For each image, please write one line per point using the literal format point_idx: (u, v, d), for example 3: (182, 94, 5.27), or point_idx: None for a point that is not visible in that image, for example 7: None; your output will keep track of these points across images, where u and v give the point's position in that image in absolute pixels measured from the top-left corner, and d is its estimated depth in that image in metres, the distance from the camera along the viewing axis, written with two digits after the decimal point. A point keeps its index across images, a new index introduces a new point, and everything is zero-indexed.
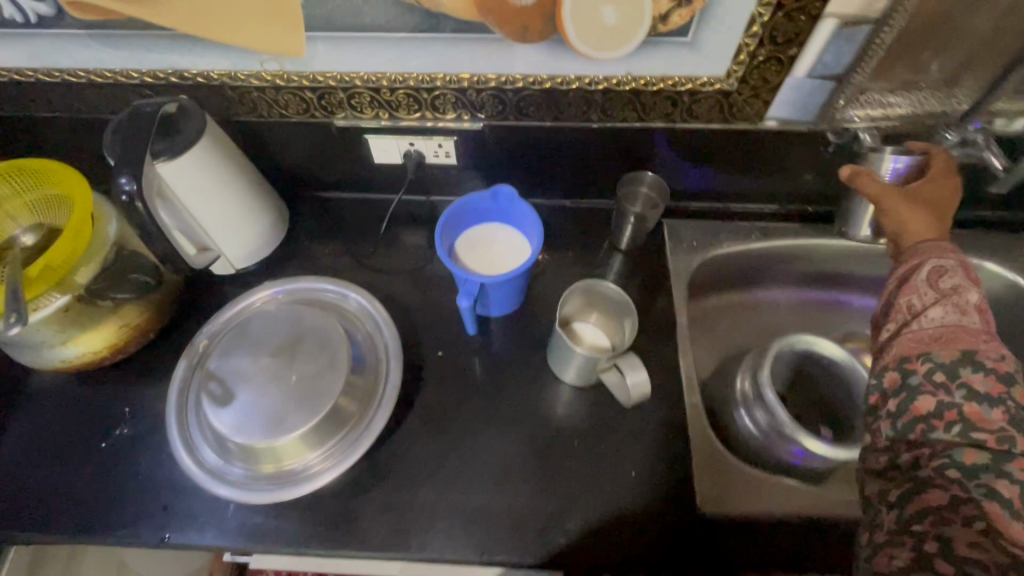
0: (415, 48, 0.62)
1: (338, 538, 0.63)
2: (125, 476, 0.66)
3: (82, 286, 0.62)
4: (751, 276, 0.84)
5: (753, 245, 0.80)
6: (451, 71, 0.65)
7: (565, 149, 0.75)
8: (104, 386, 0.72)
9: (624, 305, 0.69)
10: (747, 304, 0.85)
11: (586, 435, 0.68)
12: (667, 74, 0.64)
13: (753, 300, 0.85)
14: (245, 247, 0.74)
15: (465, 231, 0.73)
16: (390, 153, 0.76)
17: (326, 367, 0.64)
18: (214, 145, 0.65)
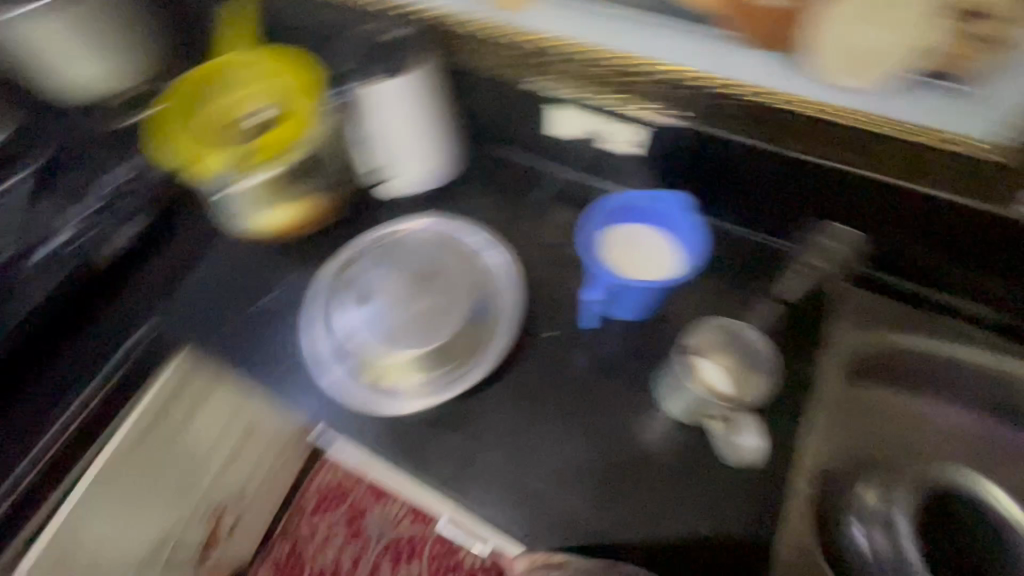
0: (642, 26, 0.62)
1: (407, 462, 0.66)
2: (264, 334, 0.77)
3: (291, 166, 0.72)
4: (921, 378, 0.68)
5: (936, 344, 0.66)
6: (662, 60, 0.63)
7: (758, 173, 0.68)
8: (271, 258, 0.83)
9: (755, 354, 0.66)
10: (908, 412, 0.69)
11: (667, 470, 0.64)
12: (918, 125, 0.55)
13: (914, 407, 0.69)
14: (417, 176, 0.80)
15: (621, 225, 0.69)
16: (572, 126, 0.75)
17: (449, 307, 0.68)
18: (420, 86, 0.72)
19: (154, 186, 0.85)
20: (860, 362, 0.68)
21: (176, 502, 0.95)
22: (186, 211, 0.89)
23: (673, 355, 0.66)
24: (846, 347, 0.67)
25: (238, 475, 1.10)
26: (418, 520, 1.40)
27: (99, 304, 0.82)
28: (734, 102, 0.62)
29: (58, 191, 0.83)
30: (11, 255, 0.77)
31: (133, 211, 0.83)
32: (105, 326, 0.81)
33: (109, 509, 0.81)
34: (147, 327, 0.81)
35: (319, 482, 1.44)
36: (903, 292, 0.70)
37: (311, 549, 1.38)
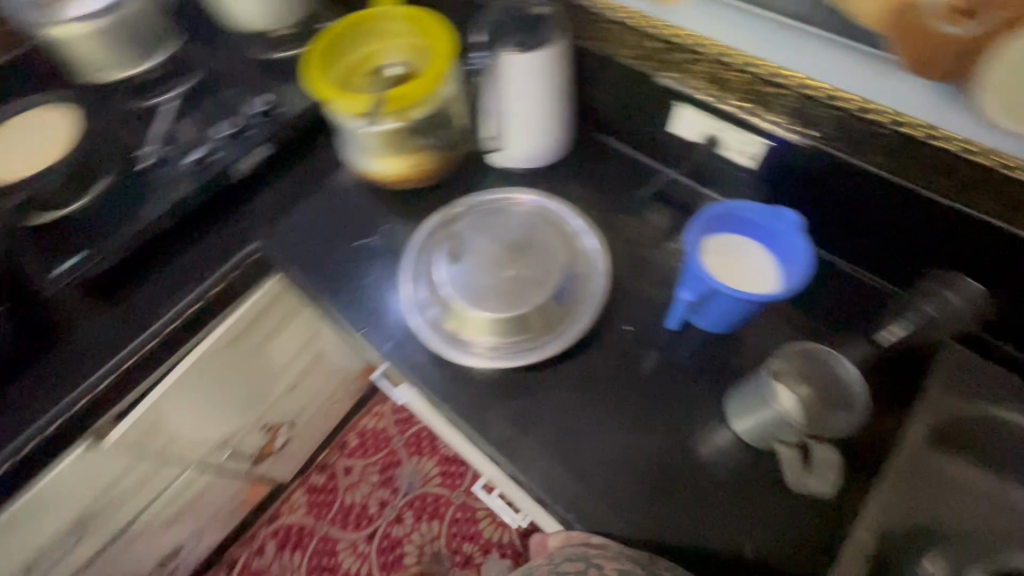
0: (798, 40, 0.63)
1: (469, 416, 0.69)
2: (358, 273, 0.82)
3: (410, 121, 0.75)
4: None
5: None
6: (801, 73, 0.63)
7: (883, 208, 0.66)
8: (377, 204, 0.89)
9: (847, 399, 0.60)
10: None
11: (721, 485, 0.64)
12: None
13: None
14: (526, 149, 0.82)
15: (723, 233, 0.68)
16: (692, 130, 0.75)
17: (537, 279, 0.69)
18: (554, 59, 0.73)
19: (283, 121, 0.90)
20: (944, 422, 0.63)
21: (246, 408, 1.07)
22: (307, 147, 0.96)
23: (753, 377, 0.62)
24: (943, 408, 0.64)
25: (300, 398, 1.22)
26: (445, 483, 1.44)
27: (219, 216, 0.89)
28: (874, 127, 0.61)
29: (208, 109, 0.93)
30: (161, 157, 0.87)
31: (262, 140, 0.88)
32: (219, 236, 0.88)
33: (195, 399, 0.93)
34: (252, 249, 0.86)
35: (362, 426, 1.53)
36: (1004, 354, 0.68)
37: (343, 486, 1.46)
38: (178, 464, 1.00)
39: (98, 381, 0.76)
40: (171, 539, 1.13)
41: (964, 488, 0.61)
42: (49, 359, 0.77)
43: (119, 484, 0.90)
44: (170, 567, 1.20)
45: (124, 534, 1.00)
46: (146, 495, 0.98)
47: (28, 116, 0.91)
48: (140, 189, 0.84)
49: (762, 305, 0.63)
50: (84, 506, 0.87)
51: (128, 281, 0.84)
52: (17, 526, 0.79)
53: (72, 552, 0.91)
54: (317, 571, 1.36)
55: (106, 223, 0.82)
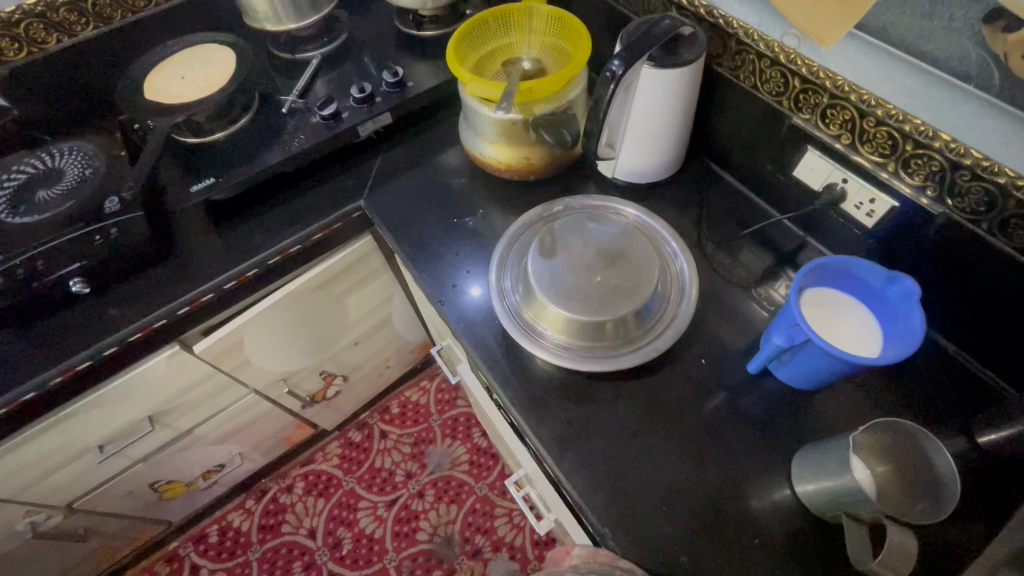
0: (965, 107, 0.56)
1: (525, 408, 0.70)
2: (448, 247, 0.86)
3: (534, 115, 0.78)
4: None
5: None
6: (947, 133, 0.57)
7: (1016, 298, 0.61)
8: (479, 188, 0.92)
9: (942, 492, 0.53)
10: None
11: (768, 543, 0.61)
12: None
13: None
14: (636, 164, 0.83)
15: (826, 287, 0.66)
16: (815, 175, 0.73)
17: (624, 291, 0.69)
18: (690, 76, 0.71)
19: (409, 95, 0.95)
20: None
21: (312, 352, 1.13)
22: (426, 125, 1.01)
23: (833, 443, 0.58)
24: None
25: (360, 355, 1.28)
26: (471, 472, 1.46)
27: (335, 171, 0.96)
28: None
29: (347, 71, 1.00)
30: (298, 107, 0.94)
31: (385, 109, 0.93)
32: (330, 188, 0.94)
33: (273, 331, 0.99)
34: (356, 207, 0.92)
35: (406, 397, 1.59)
36: None
37: (377, 449, 1.51)
38: (244, 386, 1.07)
39: (204, 291, 0.84)
40: (219, 454, 1.22)
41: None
42: (166, 263, 0.86)
43: (192, 391, 0.98)
44: (211, 480, 1.29)
45: (184, 437, 1.08)
46: (211, 407, 1.06)
47: (197, 48, 1.00)
48: (273, 132, 0.92)
49: (857, 368, 0.60)
50: (160, 402, 0.96)
51: (244, 211, 0.92)
52: (105, 403, 0.87)
53: (140, 441, 1.00)
54: (335, 522, 1.42)
55: (239, 154, 0.89)
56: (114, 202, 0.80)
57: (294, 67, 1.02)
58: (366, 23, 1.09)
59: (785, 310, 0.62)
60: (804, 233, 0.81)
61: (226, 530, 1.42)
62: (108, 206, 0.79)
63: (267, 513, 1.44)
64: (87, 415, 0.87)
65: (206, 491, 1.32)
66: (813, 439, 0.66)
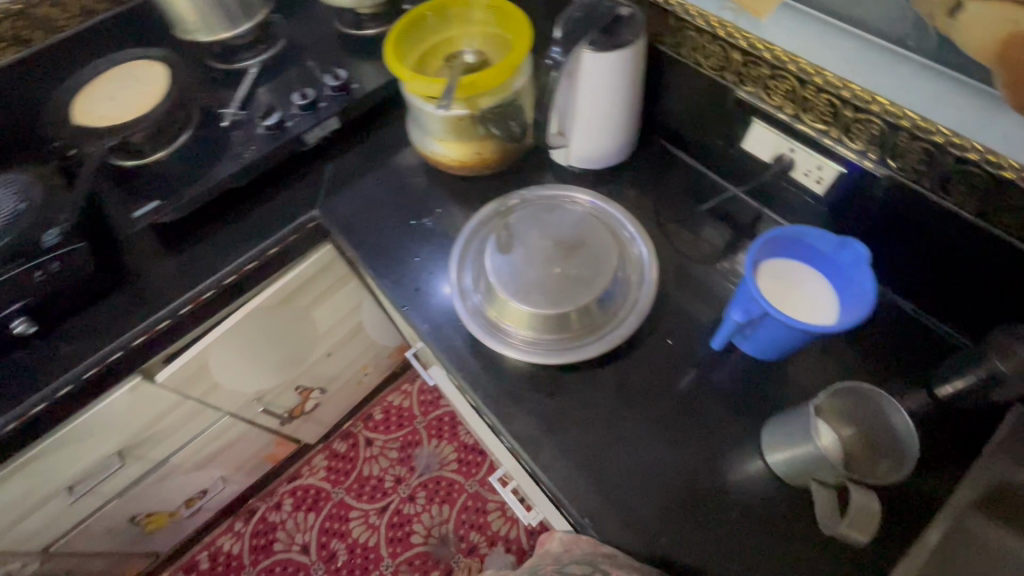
0: (898, 69, 0.58)
1: (498, 406, 0.69)
2: (408, 250, 0.84)
3: (479, 109, 0.76)
4: None
5: None
6: (883, 96, 0.57)
7: (963, 253, 0.62)
8: (434, 187, 0.91)
9: (900, 447, 0.55)
10: None
11: (744, 514, 0.62)
12: None
13: None
14: (588, 149, 0.82)
15: (782, 258, 0.66)
16: (764, 146, 0.73)
17: (584, 280, 0.69)
18: (632, 58, 0.71)
19: (355, 97, 0.92)
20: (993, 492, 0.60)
21: (283, 368, 1.11)
22: (377, 126, 0.99)
23: (798, 411, 0.59)
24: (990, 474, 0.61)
25: (334, 367, 1.26)
26: (461, 470, 1.46)
27: (285, 181, 0.93)
28: (970, 170, 0.55)
29: (288, 78, 0.97)
30: (241, 119, 0.91)
31: (331, 113, 0.90)
32: (281, 200, 0.91)
33: (239, 352, 0.97)
34: (311, 217, 0.89)
35: (389, 402, 1.57)
36: None
37: (363, 457, 1.50)
38: (216, 410, 1.05)
39: (159, 319, 0.81)
40: (200, 480, 1.19)
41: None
42: (117, 293, 0.83)
43: (162, 420, 0.96)
44: (196, 507, 1.26)
45: (160, 467, 1.05)
46: (184, 434, 1.04)
47: (126, 66, 0.96)
48: (217, 147, 0.89)
49: (815, 336, 0.60)
50: (129, 435, 0.93)
51: (195, 232, 0.88)
52: (69, 444, 0.84)
53: (112, 477, 0.97)
54: (328, 534, 1.40)
55: (182, 175, 0.86)
56: (53, 234, 0.73)
57: (232, 78, 0.99)
58: (303, 25, 1.05)
59: (741, 285, 0.62)
60: (760, 205, 0.82)
61: (217, 555, 1.40)
62: (46, 239, 0.73)
63: (258, 534, 1.41)
64: (50, 458, 0.84)
65: (192, 518, 1.29)
66: (782, 408, 0.68)
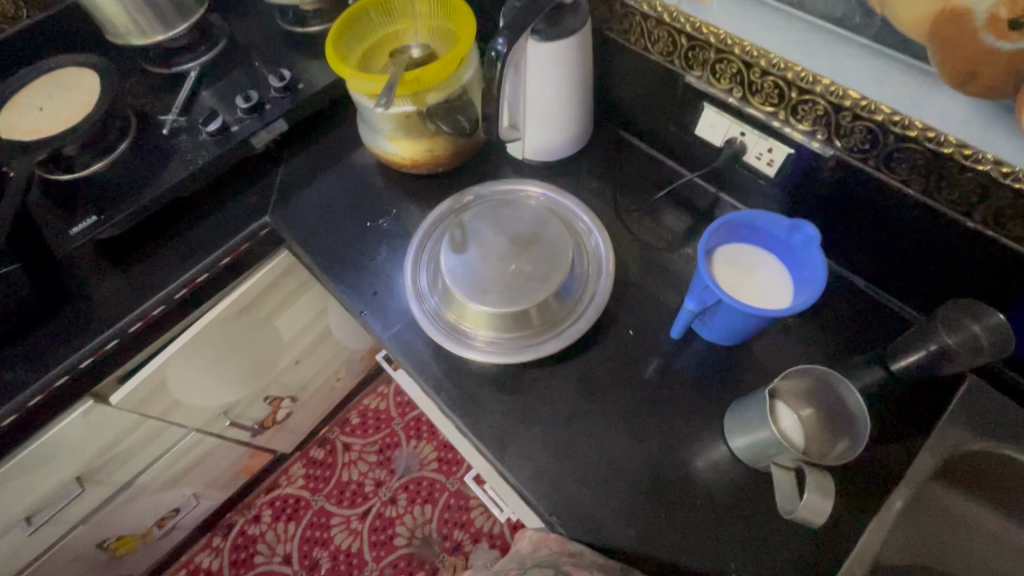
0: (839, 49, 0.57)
1: (461, 408, 0.68)
2: (364, 253, 0.82)
3: (426, 105, 0.74)
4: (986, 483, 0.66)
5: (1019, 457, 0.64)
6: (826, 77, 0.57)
7: (910, 229, 0.62)
8: (389, 186, 0.88)
9: (854, 425, 0.56)
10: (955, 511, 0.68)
11: (709, 501, 0.62)
12: None
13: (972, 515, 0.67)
14: (542, 141, 0.81)
15: (736, 244, 0.66)
16: (715, 131, 0.73)
17: (540, 276, 0.68)
18: (577, 47, 0.70)
19: (301, 97, 0.89)
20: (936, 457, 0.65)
21: (248, 380, 1.08)
22: (328, 126, 0.96)
23: (756, 396, 0.60)
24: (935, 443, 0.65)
25: (303, 374, 1.24)
26: (441, 469, 1.45)
27: (235, 188, 0.90)
28: (912, 148, 0.55)
29: (232, 79, 0.93)
30: (182, 125, 0.87)
31: (278, 115, 0.87)
32: (231, 208, 0.88)
33: (197, 367, 0.94)
34: (263, 224, 0.86)
35: (365, 405, 1.55)
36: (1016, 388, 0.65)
37: (341, 463, 1.47)
38: (179, 427, 1.02)
39: (107, 339, 0.77)
40: (171, 498, 1.16)
41: (958, 517, 0.68)
42: (59, 315, 0.79)
43: (120, 443, 0.92)
44: (168, 526, 1.23)
45: (124, 490, 1.02)
46: (148, 454, 1.00)
47: (55, 73, 0.91)
48: (158, 156, 0.85)
49: (769, 320, 0.61)
50: (87, 460, 0.89)
51: (140, 246, 0.85)
52: (19, 475, 0.81)
53: (72, 504, 0.94)
54: (309, 543, 1.38)
55: (123, 187, 0.82)
56: None
57: (172, 82, 0.94)
58: (246, 23, 1.01)
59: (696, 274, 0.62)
60: (717, 190, 0.82)
61: (195, 572, 1.37)
62: None
63: (237, 548, 1.39)
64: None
65: (165, 537, 1.26)
66: (744, 392, 0.68)
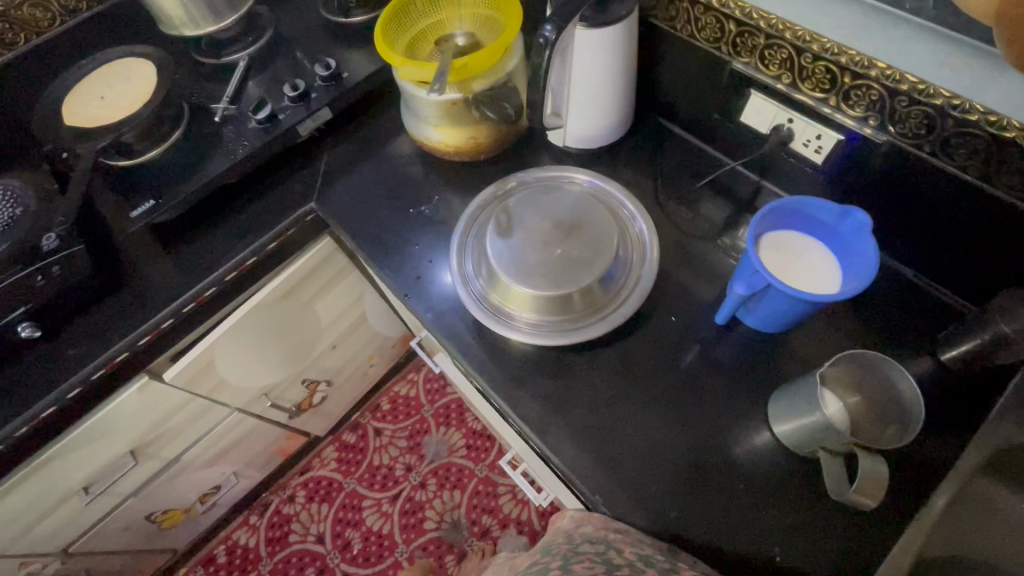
0: (896, 33, 0.57)
1: (504, 389, 0.70)
2: (407, 238, 0.84)
3: (473, 93, 0.76)
4: None
5: None
6: (882, 61, 0.57)
7: (965, 216, 0.61)
8: (430, 174, 0.90)
9: (907, 412, 0.56)
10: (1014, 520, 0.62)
11: (753, 486, 0.63)
12: None
13: None
14: (584, 129, 0.81)
15: (783, 230, 0.66)
16: (761, 118, 0.72)
17: (585, 261, 0.69)
18: (624, 34, 0.70)
19: (346, 86, 0.91)
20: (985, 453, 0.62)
21: (289, 362, 1.12)
22: (369, 115, 0.98)
23: (804, 382, 0.60)
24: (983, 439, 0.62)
25: (339, 359, 1.27)
26: (470, 455, 1.47)
27: (281, 175, 0.92)
28: (971, 132, 0.55)
29: (278, 69, 0.96)
30: (232, 114, 0.90)
31: (323, 104, 0.89)
32: (278, 194, 0.91)
33: (244, 348, 0.97)
34: (309, 209, 0.89)
35: (395, 392, 1.58)
36: None
37: (372, 447, 1.51)
38: (225, 406, 1.06)
39: (162, 318, 0.81)
40: (213, 475, 1.21)
41: None
42: (118, 295, 0.82)
43: (171, 418, 0.96)
44: (209, 502, 1.28)
45: (173, 465, 1.07)
46: (195, 431, 1.05)
47: (114, 64, 0.95)
48: (210, 143, 0.88)
49: (817, 306, 0.60)
50: (141, 434, 0.94)
51: (191, 230, 0.88)
52: (80, 446, 0.85)
53: (125, 476, 0.99)
54: (342, 524, 1.42)
55: (177, 173, 0.85)
56: (51, 239, 0.75)
57: (220, 72, 0.97)
58: (290, 13, 1.03)
59: (743, 259, 0.62)
60: (759, 178, 0.81)
61: (233, 549, 1.42)
62: (45, 244, 0.74)
63: (273, 526, 1.43)
64: (63, 460, 0.84)
65: (206, 513, 1.31)
66: (786, 380, 0.68)
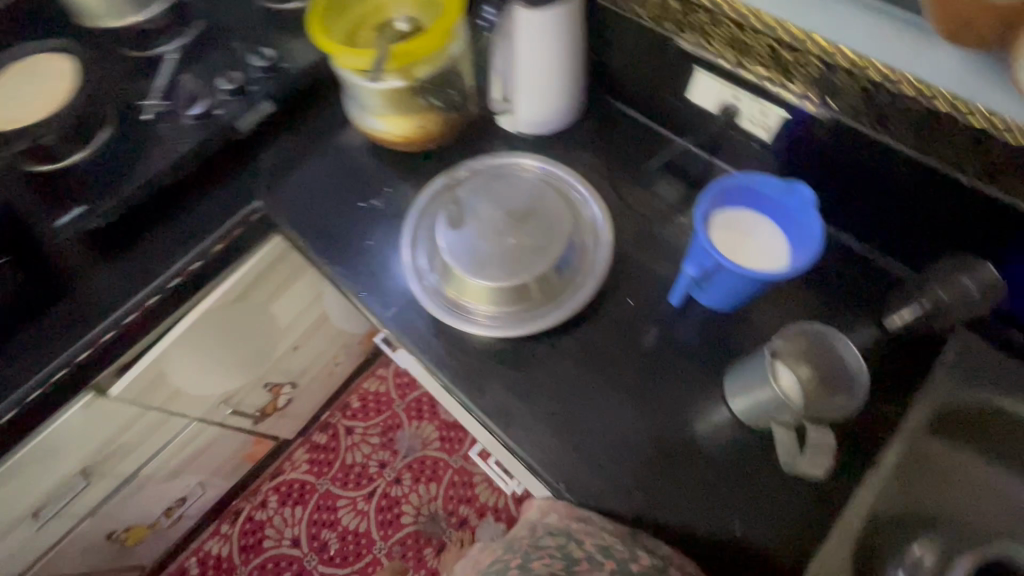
0: None
1: (464, 383, 0.69)
2: (359, 234, 0.81)
3: (416, 80, 0.73)
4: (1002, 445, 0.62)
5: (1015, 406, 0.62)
6: (819, 36, 0.58)
7: (904, 187, 0.63)
8: (380, 165, 0.87)
9: (852, 382, 0.58)
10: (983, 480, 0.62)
11: (712, 462, 0.64)
12: None
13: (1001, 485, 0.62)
14: (534, 114, 0.80)
15: (732, 208, 0.66)
16: (709, 96, 0.72)
17: (539, 249, 0.68)
18: (569, 15, 0.69)
19: (285, 77, 0.87)
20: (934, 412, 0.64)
21: (247, 367, 1.08)
22: (314, 106, 0.94)
23: (756, 358, 0.61)
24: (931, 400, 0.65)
25: (302, 360, 1.23)
26: (444, 447, 1.47)
27: (222, 173, 0.88)
28: (903, 104, 0.57)
29: (212, 60, 0.90)
30: (163, 110, 0.85)
31: (262, 96, 0.85)
32: (219, 193, 0.86)
33: (196, 356, 0.93)
34: (254, 208, 0.85)
35: (365, 389, 1.55)
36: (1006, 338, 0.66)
37: (344, 446, 1.49)
38: (182, 417, 1.02)
39: (102, 332, 0.76)
40: (177, 488, 1.17)
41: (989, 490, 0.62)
42: (50, 311, 0.77)
43: (124, 434, 0.92)
44: (176, 515, 1.24)
45: (131, 481, 1.02)
46: (152, 445, 1.00)
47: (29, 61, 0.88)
48: (141, 142, 0.83)
49: (766, 283, 0.61)
50: (91, 453, 0.89)
51: (128, 236, 0.82)
52: (23, 470, 0.80)
53: (79, 497, 0.94)
54: (317, 525, 1.40)
55: (106, 175, 0.80)
56: None
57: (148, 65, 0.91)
58: None
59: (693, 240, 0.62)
60: (711, 156, 0.81)
61: (206, 559, 1.38)
62: None
63: (246, 533, 1.40)
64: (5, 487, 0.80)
65: (173, 526, 1.27)
66: (741, 357, 0.69)
